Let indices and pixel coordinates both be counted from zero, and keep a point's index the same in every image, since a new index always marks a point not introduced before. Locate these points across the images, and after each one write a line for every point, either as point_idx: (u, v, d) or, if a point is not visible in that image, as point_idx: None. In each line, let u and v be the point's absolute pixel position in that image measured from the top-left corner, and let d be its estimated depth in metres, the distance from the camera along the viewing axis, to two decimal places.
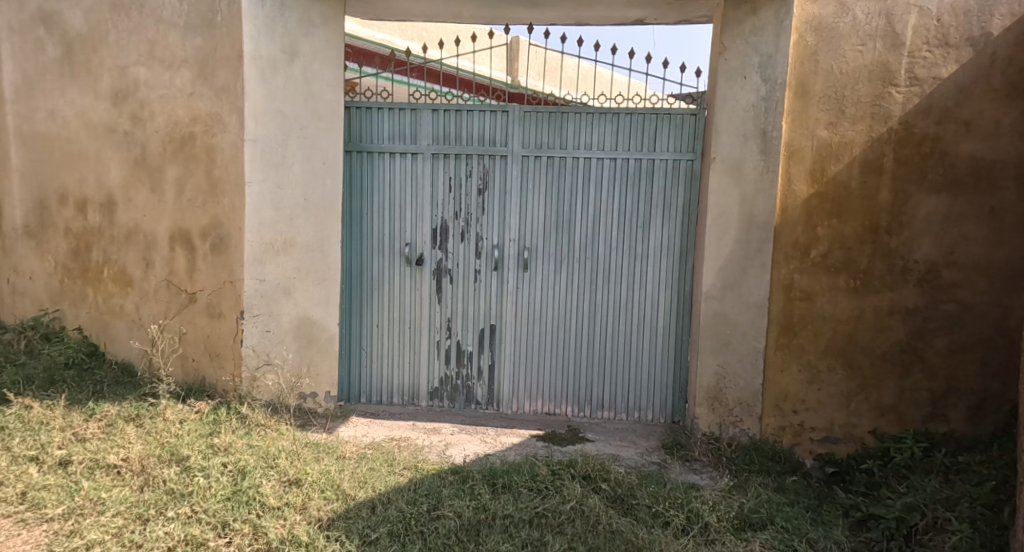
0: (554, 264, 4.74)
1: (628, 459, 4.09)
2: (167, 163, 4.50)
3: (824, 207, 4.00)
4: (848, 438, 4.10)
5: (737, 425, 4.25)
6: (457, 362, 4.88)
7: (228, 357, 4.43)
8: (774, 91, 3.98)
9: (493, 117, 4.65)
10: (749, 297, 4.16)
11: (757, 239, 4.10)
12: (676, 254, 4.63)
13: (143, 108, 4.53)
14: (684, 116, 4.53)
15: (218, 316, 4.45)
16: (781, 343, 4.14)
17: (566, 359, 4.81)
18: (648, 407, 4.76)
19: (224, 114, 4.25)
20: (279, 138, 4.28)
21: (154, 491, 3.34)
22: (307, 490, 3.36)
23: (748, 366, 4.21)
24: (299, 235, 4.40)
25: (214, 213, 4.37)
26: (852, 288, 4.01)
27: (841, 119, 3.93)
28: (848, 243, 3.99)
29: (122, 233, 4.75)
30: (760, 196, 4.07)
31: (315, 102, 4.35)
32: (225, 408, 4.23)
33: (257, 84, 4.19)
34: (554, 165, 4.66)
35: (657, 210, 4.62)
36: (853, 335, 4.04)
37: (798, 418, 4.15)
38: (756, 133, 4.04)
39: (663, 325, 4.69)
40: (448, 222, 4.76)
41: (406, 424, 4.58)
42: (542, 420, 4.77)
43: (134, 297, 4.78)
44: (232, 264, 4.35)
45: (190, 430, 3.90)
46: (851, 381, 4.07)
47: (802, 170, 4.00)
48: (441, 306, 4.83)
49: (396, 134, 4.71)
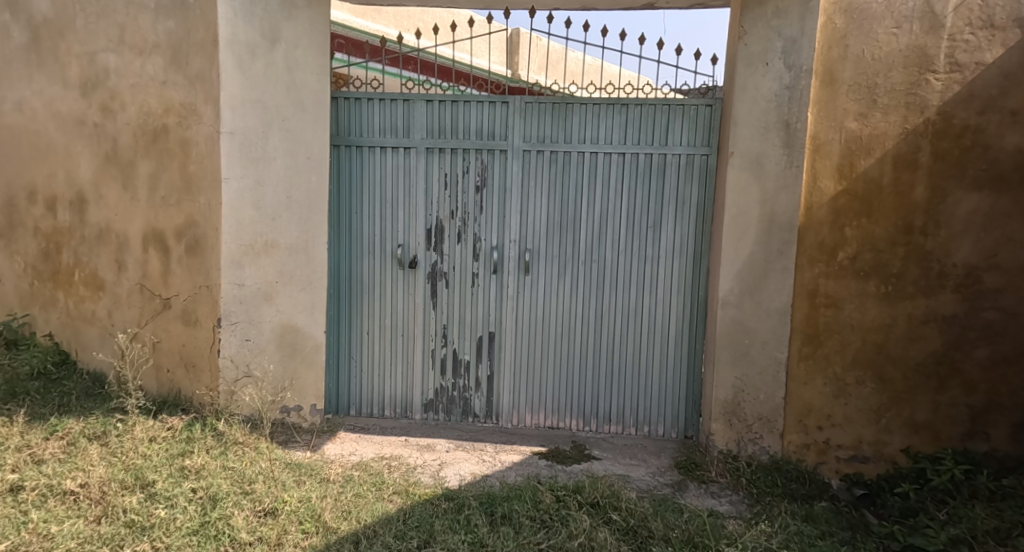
0: (558, 267, 4.40)
1: (638, 481, 3.76)
2: (140, 158, 4.16)
3: (853, 206, 3.67)
4: (878, 457, 3.77)
5: (756, 442, 3.92)
6: (453, 372, 4.54)
7: (205, 368, 4.08)
8: (799, 79, 3.65)
9: (491, 108, 4.32)
10: (770, 303, 3.82)
11: (779, 240, 3.77)
12: (690, 256, 4.29)
13: (114, 98, 4.19)
14: (699, 107, 4.19)
15: (194, 324, 4.10)
16: (804, 353, 3.82)
17: (571, 370, 4.47)
18: (658, 421, 4.42)
19: (198, 104, 3.90)
20: (258, 131, 3.93)
21: (112, 523, 3.00)
22: (283, 522, 3.04)
23: (768, 379, 3.87)
24: (281, 236, 4.06)
25: (189, 212, 4.03)
26: (883, 294, 3.68)
27: (872, 109, 3.60)
28: (879, 245, 3.66)
29: (94, 233, 4.41)
30: (783, 194, 3.73)
31: (298, 91, 4.00)
32: (200, 424, 3.90)
33: (234, 71, 3.83)
34: (557, 161, 4.33)
35: (669, 209, 4.28)
36: (885, 345, 3.71)
37: (823, 435, 3.83)
38: (778, 125, 3.71)
39: (675, 332, 4.35)
40: (443, 222, 4.42)
41: (397, 440, 4.25)
42: (545, 435, 4.43)
43: (106, 302, 4.45)
44: (208, 267, 4.00)
45: (160, 450, 3.57)
46: (882, 395, 3.74)
47: (829, 165, 3.68)
48: (437, 311, 4.49)
49: (387, 127, 4.38)
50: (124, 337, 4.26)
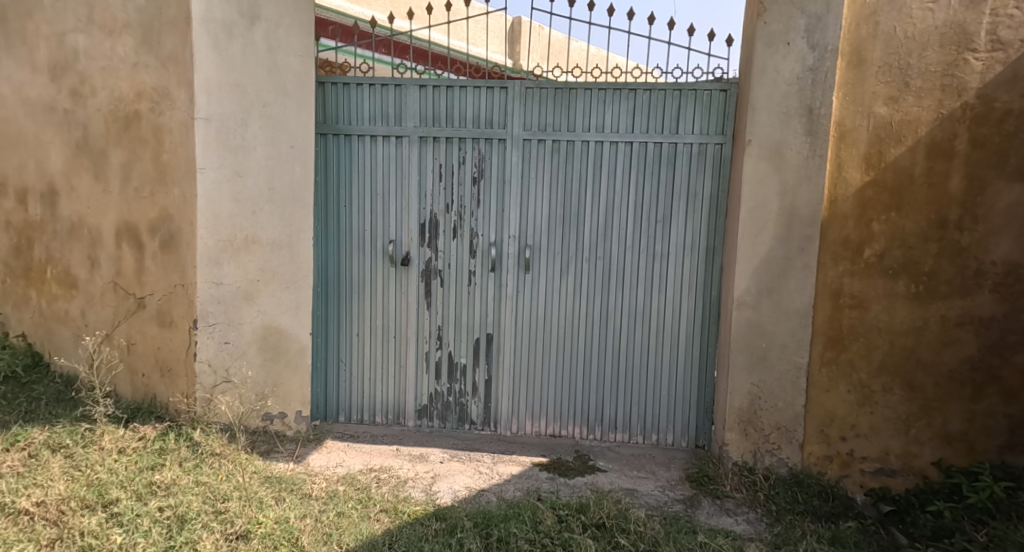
0: (560, 265, 4.11)
1: (647, 497, 3.50)
2: (112, 147, 3.87)
3: (881, 199, 3.37)
4: (906, 471, 3.48)
5: (774, 453, 3.63)
6: (448, 376, 4.25)
7: (181, 373, 3.80)
8: (824, 60, 3.36)
9: (489, 94, 4.02)
10: (790, 304, 3.53)
11: (800, 236, 3.47)
12: (702, 253, 4.00)
13: (84, 82, 3.90)
14: (712, 92, 3.89)
15: (169, 325, 3.82)
16: (827, 358, 3.53)
17: (574, 375, 4.18)
18: (667, 429, 4.13)
19: (171, 88, 3.61)
20: (237, 117, 3.63)
21: (67, 548, 2.75)
22: (257, 547, 2.80)
23: (787, 386, 3.59)
24: (263, 231, 3.77)
25: (163, 205, 3.74)
26: (914, 295, 3.39)
27: (903, 93, 3.30)
28: (910, 241, 3.36)
29: (66, 228, 4.14)
30: (805, 186, 3.44)
31: (280, 75, 3.70)
32: (175, 434, 3.63)
33: (209, 52, 3.54)
34: (560, 150, 4.03)
35: (680, 203, 3.99)
36: (915, 350, 3.42)
37: (846, 446, 3.54)
38: (800, 111, 3.41)
39: (685, 334, 4.06)
40: (438, 216, 4.13)
41: (388, 449, 3.97)
42: (546, 444, 4.14)
43: (79, 301, 4.17)
44: (183, 264, 3.71)
45: (129, 464, 3.30)
46: (911, 404, 3.45)
47: (855, 155, 3.38)
48: (431, 312, 4.21)
49: (378, 114, 4.08)
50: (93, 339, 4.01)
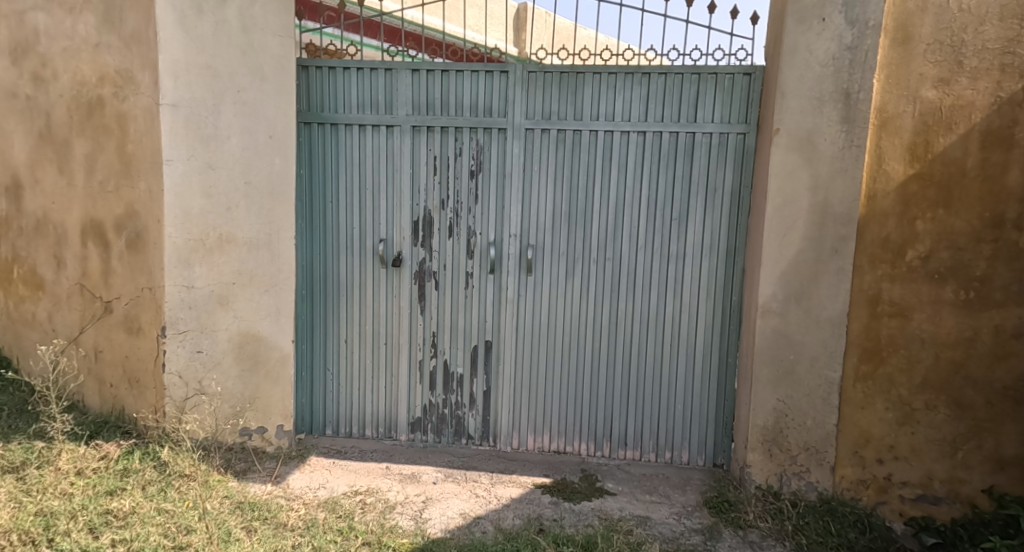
0: (565, 266, 3.75)
1: (660, 526, 3.17)
2: (75, 137, 3.53)
3: (927, 194, 3.00)
4: (952, 498, 3.11)
5: (802, 477, 3.27)
6: (444, 387, 3.91)
7: (149, 385, 3.47)
8: (863, 38, 2.98)
9: (488, 79, 3.66)
10: (821, 312, 3.16)
11: (834, 236, 3.10)
12: (722, 254, 3.63)
13: (46, 66, 3.57)
14: (734, 76, 3.52)
15: (137, 332, 3.49)
16: (863, 372, 3.15)
17: (581, 386, 3.83)
18: (682, 446, 3.77)
19: (135, 70, 3.28)
20: (208, 103, 3.30)
21: None
22: None
23: (817, 403, 3.22)
24: (239, 229, 3.43)
25: (129, 201, 3.40)
26: (963, 302, 3.01)
27: (956, 74, 2.93)
28: (960, 242, 2.99)
29: (32, 224, 3.81)
30: (839, 180, 3.07)
31: (256, 56, 3.35)
32: (142, 452, 3.32)
33: (176, 31, 3.20)
34: (567, 141, 3.67)
35: (697, 199, 3.62)
36: (963, 364, 3.04)
37: (884, 469, 3.17)
38: (836, 95, 3.04)
39: (702, 342, 3.70)
40: (432, 212, 3.78)
41: (378, 467, 3.64)
42: (549, 462, 3.79)
43: (45, 304, 3.84)
44: (150, 266, 3.38)
45: (85, 488, 2.98)
46: (958, 424, 3.08)
47: (899, 145, 3.01)
48: (426, 316, 3.86)
49: (367, 101, 3.73)
50: (49, 349, 3.73)
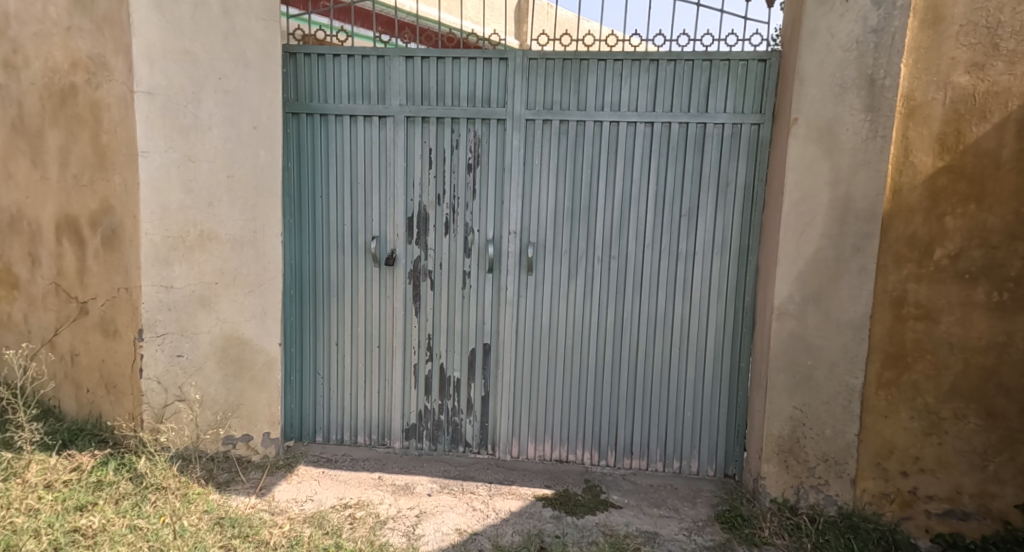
0: (568, 265, 3.54)
1: (670, 544, 2.97)
2: (48, 127, 3.33)
3: (958, 188, 2.79)
4: (983, 514, 2.91)
5: (820, 490, 3.06)
6: (440, 392, 3.70)
7: (126, 391, 3.27)
8: (890, 19, 2.77)
9: (487, 66, 3.45)
10: (842, 314, 2.95)
11: (856, 233, 2.89)
12: (734, 253, 3.42)
13: (17, 52, 3.36)
14: (748, 64, 3.31)
15: (114, 335, 3.29)
16: (887, 379, 2.94)
17: (584, 391, 3.62)
18: (692, 456, 3.57)
19: (109, 55, 3.07)
20: (187, 91, 3.09)
21: None
22: None
23: (837, 411, 3.01)
24: (221, 225, 3.23)
25: (104, 195, 3.20)
26: (996, 304, 2.80)
27: (990, 58, 2.72)
28: (992, 239, 2.78)
29: (5, 220, 3.60)
30: (862, 173, 2.85)
31: (238, 41, 3.14)
32: (118, 464, 3.12)
33: (151, 13, 3.00)
34: (569, 133, 3.46)
35: (708, 193, 3.41)
36: (995, 370, 2.84)
37: (909, 482, 2.97)
38: (859, 81, 2.83)
39: (713, 346, 3.49)
40: (427, 208, 3.57)
41: (370, 477, 3.44)
42: (551, 472, 3.59)
43: (19, 304, 3.63)
44: (127, 265, 3.17)
45: (54, 504, 2.80)
46: (989, 434, 2.87)
47: (927, 135, 2.80)
48: (421, 318, 3.65)
49: (358, 91, 3.52)
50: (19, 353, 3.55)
